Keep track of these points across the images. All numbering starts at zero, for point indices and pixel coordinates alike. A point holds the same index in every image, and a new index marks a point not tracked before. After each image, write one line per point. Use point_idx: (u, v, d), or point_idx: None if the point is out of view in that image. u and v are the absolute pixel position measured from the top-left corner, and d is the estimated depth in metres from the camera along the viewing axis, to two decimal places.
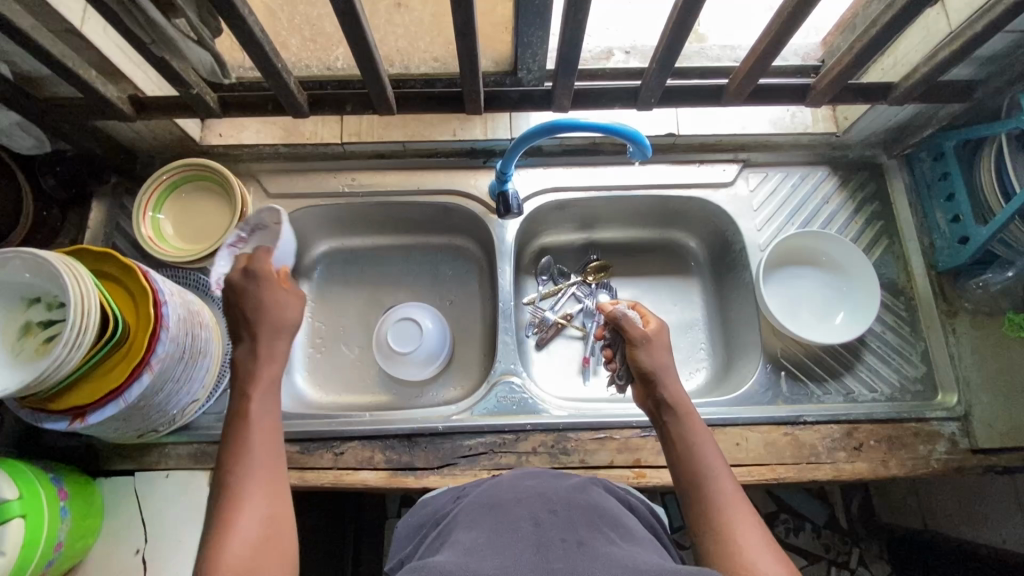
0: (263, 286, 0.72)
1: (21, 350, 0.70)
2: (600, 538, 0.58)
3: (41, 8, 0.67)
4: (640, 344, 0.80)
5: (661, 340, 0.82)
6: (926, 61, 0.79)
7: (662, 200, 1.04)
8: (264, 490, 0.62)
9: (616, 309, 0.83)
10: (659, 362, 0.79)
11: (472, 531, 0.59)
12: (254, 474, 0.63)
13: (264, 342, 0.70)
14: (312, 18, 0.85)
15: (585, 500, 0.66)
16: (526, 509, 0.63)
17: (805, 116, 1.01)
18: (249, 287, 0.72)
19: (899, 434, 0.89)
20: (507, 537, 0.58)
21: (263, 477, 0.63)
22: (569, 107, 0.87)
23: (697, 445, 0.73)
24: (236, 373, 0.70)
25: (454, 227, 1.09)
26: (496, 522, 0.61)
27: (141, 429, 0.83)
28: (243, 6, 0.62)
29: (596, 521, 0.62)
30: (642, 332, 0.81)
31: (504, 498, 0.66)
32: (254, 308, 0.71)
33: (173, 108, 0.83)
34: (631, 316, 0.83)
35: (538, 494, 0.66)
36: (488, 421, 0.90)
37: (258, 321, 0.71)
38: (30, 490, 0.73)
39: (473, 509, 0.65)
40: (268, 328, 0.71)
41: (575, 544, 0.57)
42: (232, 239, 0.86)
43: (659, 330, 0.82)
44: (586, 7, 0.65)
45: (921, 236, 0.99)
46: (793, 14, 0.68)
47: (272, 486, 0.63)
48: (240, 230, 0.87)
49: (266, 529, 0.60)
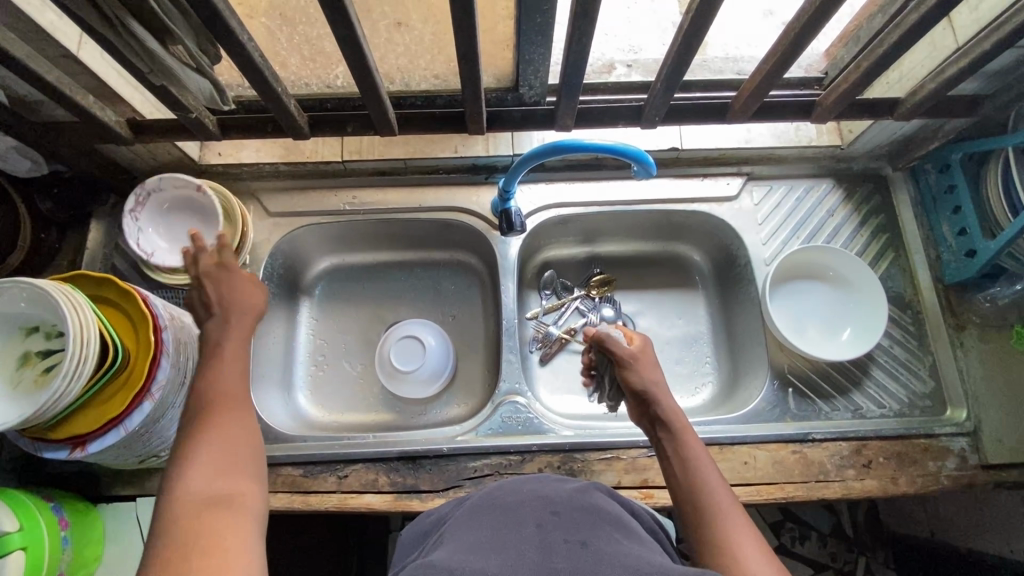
0: (232, 274, 0.77)
1: (20, 380, 0.69)
2: (604, 538, 0.58)
3: (39, 34, 0.66)
4: (629, 364, 0.80)
5: (647, 356, 0.82)
6: (933, 77, 0.78)
7: (665, 214, 1.03)
8: (232, 405, 0.64)
9: (603, 330, 0.84)
10: (649, 380, 0.79)
11: (474, 538, 0.58)
12: (224, 402, 0.64)
13: (233, 321, 0.73)
14: (312, 38, 0.83)
15: (586, 501, 0.65)
16: (529, 510, 0.62)
17: (809, 128, 1.01)
18: (219, 277, 0.76)
19: (909, 450, 0.89)
20: (510, 538, 0.58)
21: (228, 395, 0.65)
22: (572, 125, 0.87)
23: (695, 462, 0.72)
24: (203, 350, 0.70)
25: (457, 243, 1.08)
26: (495, 526, 0.60)
27: (142, 456, 0.81)
28: (242, 32, 0.61)
29: (600, 522, 0.61)
30: (628, 352, 0.81)
31: (504, 501, 0.66)
32: (224, 298, 0.74)
33: (172, 130, 0.83)
34: (615, 336, 0.83)
35: (538, 495, 0.66)
36: (493, 442, 0.89)
37: (226, 308, 0.73)
38: (29, 522, 0.72)
39: (472, 512, 0.64)
40: (237, 312, 0.74)
41: (579, 545, 0.56)
42: (131, 205, 0.89)
43: (643, 347, 0.83)
44: (591, 30, 0.65)
45: (927, 249, 0.98)
46: (800, 35, 0.68)
47: (238, 421, 0.62)
48: (138, 194, 0.90)
49: (232, 446, 0.60)
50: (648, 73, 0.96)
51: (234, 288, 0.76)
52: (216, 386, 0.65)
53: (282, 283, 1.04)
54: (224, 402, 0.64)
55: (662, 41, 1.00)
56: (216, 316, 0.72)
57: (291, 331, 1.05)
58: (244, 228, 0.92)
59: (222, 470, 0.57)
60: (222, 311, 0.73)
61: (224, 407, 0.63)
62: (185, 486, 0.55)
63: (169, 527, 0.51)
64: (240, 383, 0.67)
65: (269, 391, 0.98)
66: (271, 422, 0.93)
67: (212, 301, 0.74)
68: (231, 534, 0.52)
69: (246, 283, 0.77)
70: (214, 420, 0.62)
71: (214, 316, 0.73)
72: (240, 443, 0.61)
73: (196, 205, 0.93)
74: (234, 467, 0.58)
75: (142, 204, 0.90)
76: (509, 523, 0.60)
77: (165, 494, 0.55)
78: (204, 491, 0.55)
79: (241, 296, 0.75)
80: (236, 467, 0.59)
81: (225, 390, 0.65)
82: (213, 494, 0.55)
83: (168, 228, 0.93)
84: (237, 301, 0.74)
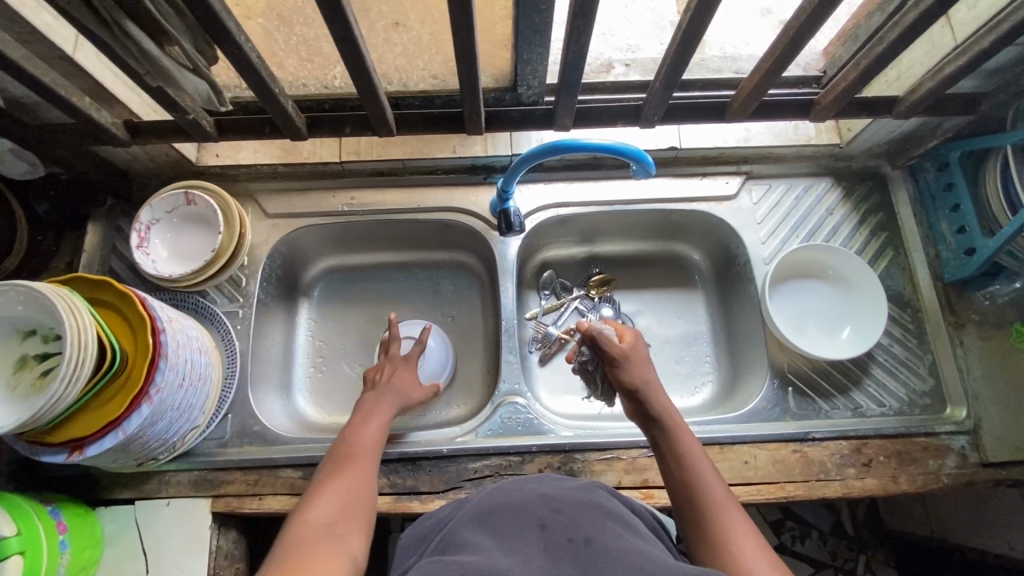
0: (405, 366, 0.92)
1: (18, 384, 0.68)
2: (608, 535, 0.58)
3: (34, 35, 0.66)
4: (622, 361, 0.82)
5: (638, 353, 0.84)
6: (931, 75, 0.78)
7: (663, 213, 1.03)
8: (360, 461, 0.76)
9: (593, 326, 0.85)
10: (640, 377, 0.80)
11: (478, 537, 0.58)
12: (357, 457, 0.76)
13: (388, 395, 0.87)
14: (309, 38, 0.82)
15: (590, 499, 0.66)
16: (530, 509, 0.62)
17: (807, 127, 1.02)
18: (400, 364, 0.92)
19: (909, 449, 0.89)
20: (514, 539, 0.58)
21: (363, 454, 0.77)
22: (571, 125, 0.87)
23: (689, 459, 0.72)
24: (359, 408, 0.85)
25: (456, 243, 1.08)
26: (497, 527, 0.60)
27: (140, 458, 0.81)
28: (239, 33, 0.61)
29: (603, 518, 0.61)
30: (621, 350, 0.82)
31: (507, 500, 0.65)
32: (394, 378, 0.90)
33: (169, 132, 0.82)
34: (607, 334, 0.85)
35: (540, 494, 0.66)
36: (493, 443, 0.89)
37: (393, 385, 0.89)
38: (27, 526, 0.72)
39: (477, 512, 0.64)
40: (398, 393, 0.88)
41: (583, 543, 0.56)
42: (135, 241, 0.89)
43: (634, 345, 0.85)
44: (590, 31, 0.65)
45: (926, 246, 0.98)
46: (799, 34, 0.68)
47: (361, 472, 0.74)
48: (138, 228, 0.90)
49: (350, 491, 0.71)
50: (646, 73, 0.96)
51: (406, 380, 0.90)
52: (357, 440, 0.79)
53: (280, 285, 1.03)
54: (358, 458, 0.76)
55: (661, 40, 1.00)
56: (385, 388, 0.88)
57: (290, 332, 1.05)
58: (242, 230, 0.93)
59: (338, 513, 0.68)
60: (388, 385, 0.88)
61: (356, 458, 0.76)
62: (307, 519, 0.66)
63: (291, 544, 0.62)
64: (371, 444, 0.79)
65: (268, 392, 0.97)
66: (270, 424, 0.92)
67: (385, 376, 0.90)
68: (330, 552, 0.61)
69: (414, 379, 0.92)
70: (341, 471, 0.74)
71: (377, 387, 0.88)
72: (359, 487, 0.72)
73: (197, 218, 0.93)
74: (348, 511, 0.69)
75: (144, 237, 0.90)
76: (512, 523, 0.60)
77: (293, 519, 0.67)
78: (321, 527, 0.65)
79: (408, 387, 0.90)
80: (351, 507, 0.70)
81: (367, 447, 0.78)
82: (325, 529, 0.65)
83: (177, 250, 0.93)
84: (405, 390, 0.89)
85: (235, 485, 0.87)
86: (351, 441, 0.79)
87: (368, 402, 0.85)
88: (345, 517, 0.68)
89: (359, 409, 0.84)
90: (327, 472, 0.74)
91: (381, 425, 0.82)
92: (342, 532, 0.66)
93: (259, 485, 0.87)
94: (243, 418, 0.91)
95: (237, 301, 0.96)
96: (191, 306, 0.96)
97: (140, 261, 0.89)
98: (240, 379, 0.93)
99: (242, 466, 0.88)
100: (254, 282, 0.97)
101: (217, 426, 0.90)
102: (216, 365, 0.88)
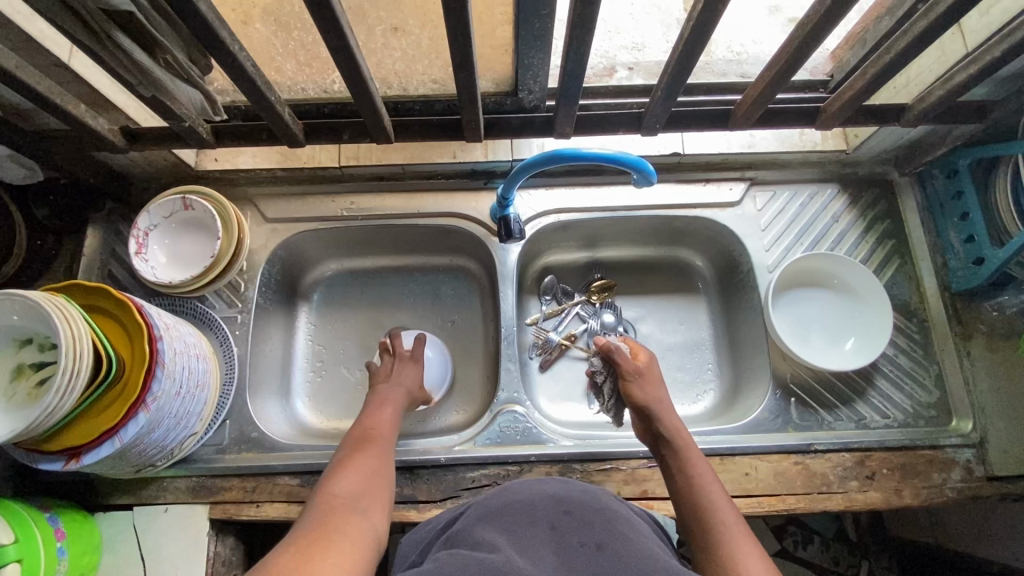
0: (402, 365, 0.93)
1: (13, 394, 0.68)
2: (620, 540, 0.58)
3: (28, 43, 0.65)
4: (634, 377, 0.85)
5: (653, 371, 0.87)
6: (941, 84, 0.76)
7: (667, 218, 1.02)
8: (377, 443, 0.78)
9: (611, 342, 0.88)
10: (652, 395, 0.83)
11: (481, 539, 0.58)
12: (375, 437, 0.79)
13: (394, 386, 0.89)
14: (308, 43, 0.80)
15: (600, 504, 0.65)
16: (540, 510, 0.63)
17: (813, 133, 1.00)
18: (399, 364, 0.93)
19: (913, 462, 0.87)
20: (527, 544, 0.57)
21: (379, 437, 0.80)
22: (571, 132, 0.85)
23: (701, 478, 0.73)
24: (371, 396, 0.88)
25: (456, 247, 1.07)
26: (511, 530, 0.60)
27: (138, 464, 0.80)
28: (233, 42, 0.60)
29: (614, 522, 0.61)
30: (634, 366, 0.86)
31: (514, 500, 0.65)
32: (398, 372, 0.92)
33: (166, 138, 0.82)
34: (622, 348, 0.88)
35: (551, 495, 0.65)
36: (491, 453, 0.88)
37: (395, 380, 0.90)
38: (24, 533, 0.72)
39: (482, 512, 0.64)
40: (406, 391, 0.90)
41: (595, 548, 0.57)
42: (134, 247, 0.89)
43: (649, 363, 0.87)
44: (588, 41, 0.64)
45: (935, 256, 0.96)
46: (804, 43, 0.66)
47: (380, 453, 0.77)
48: (137, 235, 0.89)
49: (367, 470, 0.73)
50: (650, 76, 0.94)
51: (412, 375, 0.93)
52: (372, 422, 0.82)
53: (279, 289, 1.03)
54: (376, 439, 0.79)
55: (666, 40, 0.98)
56: (394, 383, 0.90)
57: (290, 338, 1.04)
58: (240, 234, 0.92)
59: (361, 489, 0.70)
60: (396, 378, 0.91)
61: (374, 437, 0.79)
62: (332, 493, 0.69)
63: (320, 515, 0.65)
64: (388, 428, 0.82)
65: (266, 398, 0.97)
66: (268, 430, 0.92)
67: (388, 373, 0.92)
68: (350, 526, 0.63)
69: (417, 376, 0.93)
70: (362, 448, 0.77)
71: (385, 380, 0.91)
72: (379, 466, 0.75)
73: (193, 224, 0.93)
74: (371, 488, 0.72)
75: (143, 244, 0.90)
76: (525, 528, 0.60)
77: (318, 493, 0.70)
78: (345, 501, 0.68)
79: (411, 384, 0.92)
80: (373, 484, 0.72)
81: (383, 431, 0.81)
82: (350, 503, 0.68)
83: (176, 256, 0.92)
84: (410, 385, 0.91)
85: (232, 492, 0.87)
86: (368, 423, 0.82)
87: (377, 396, 0.87)
88: (368, 493, 0.71)
89: (369, 402, 0.86)
90: (346, 452, 0.77)
91: (394, 414, 0.85)
92: (366, 507, 0.68)
93: (256, 492, 0.87)
94: (241, 424, 0.91)
95: (236, 306, 0.96)
96: (189, 311, 0.96)
97: (141, 265, 0.89)
98: (239, 385, 0.93)
99: (240, 472, 0.88)
100: (253, 288, 0.97)
101: (217, 430, 0.91)
102: (213, 371, 0.88)
